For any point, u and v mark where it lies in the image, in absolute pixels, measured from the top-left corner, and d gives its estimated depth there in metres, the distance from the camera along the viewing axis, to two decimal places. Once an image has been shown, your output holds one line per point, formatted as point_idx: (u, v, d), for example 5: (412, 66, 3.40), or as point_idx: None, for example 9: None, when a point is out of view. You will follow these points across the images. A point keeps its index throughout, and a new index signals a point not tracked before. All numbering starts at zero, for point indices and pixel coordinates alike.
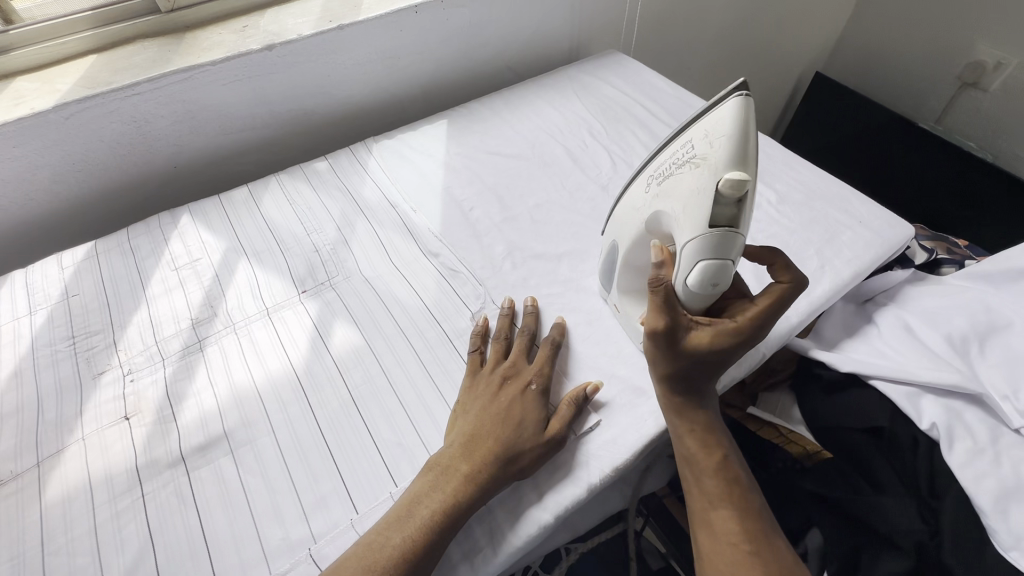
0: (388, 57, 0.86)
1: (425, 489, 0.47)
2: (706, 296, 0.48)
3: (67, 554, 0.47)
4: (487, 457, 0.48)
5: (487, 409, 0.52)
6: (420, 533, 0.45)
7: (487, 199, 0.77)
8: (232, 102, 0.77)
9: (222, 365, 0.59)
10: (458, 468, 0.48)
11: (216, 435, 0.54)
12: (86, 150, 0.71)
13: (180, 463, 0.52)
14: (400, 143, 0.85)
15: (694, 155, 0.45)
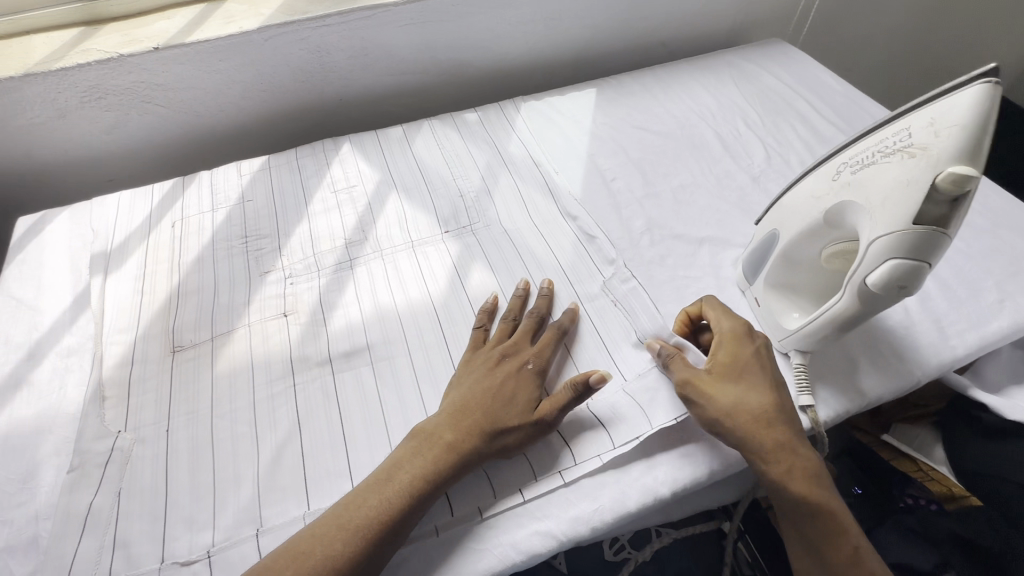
0: (552, 18, 0.86)
1: (407, 455, 0.47)
2: (878, 299, 0.43)
3: (230, 421, 0.53)
4: (464, 431, 0.48)
5: (480, 381, 0.52)
6: (398, 498, 0.45)
7: (630, 172, 0.76)
8: (402, 45, 0.80)
9: (367, 287, 0.63)
10: (433, 447, 0.48)
11: (360, 346, 0.58)
12: (275, 73, 0.77)
13: (327, 364, 0.57)
14: (548, 106, 0.86)
15: (909, 145, 0.40)
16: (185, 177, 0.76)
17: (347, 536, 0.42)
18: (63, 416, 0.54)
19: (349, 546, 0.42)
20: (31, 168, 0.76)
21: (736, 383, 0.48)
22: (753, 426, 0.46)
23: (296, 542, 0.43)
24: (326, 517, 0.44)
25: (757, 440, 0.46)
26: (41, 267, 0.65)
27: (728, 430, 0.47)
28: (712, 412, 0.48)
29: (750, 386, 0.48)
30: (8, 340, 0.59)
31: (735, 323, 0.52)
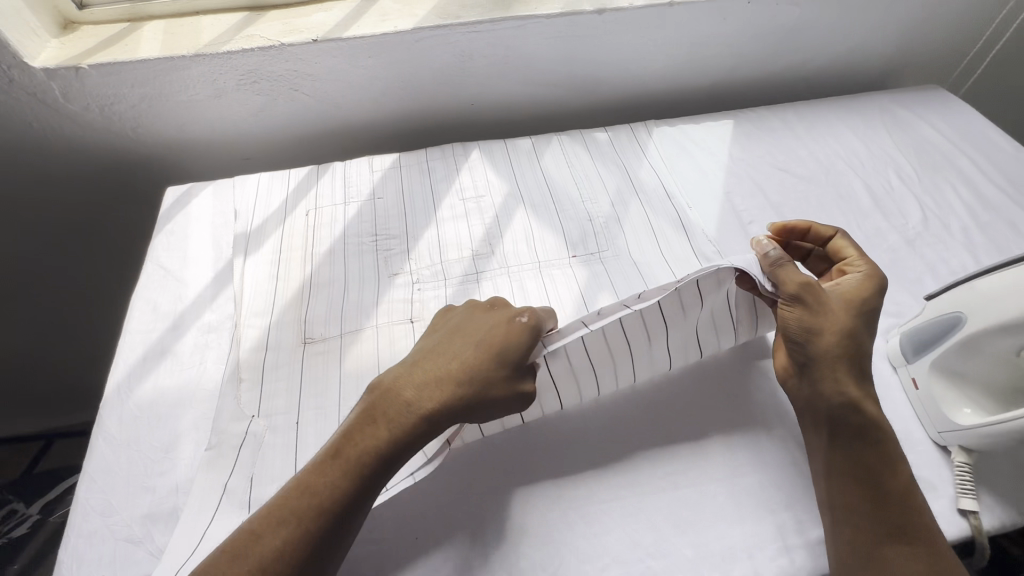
0: (699, 43, 0.82)
1: (361, 423, 0.43)
2: None
3: None
4: (434, 399, 0.44)
5: (440, 347, 0.48)
6: (350, 475, 0.41)
7: (769, 217, 0.72)
8: (544, 57, 0.79)
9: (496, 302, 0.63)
10: (398, 413, 0.43)
11: None
12: (417, 74, 0.78)
13: None
14: (682, 135, 0.82)
15: None
16: (320, 167, 0.77)
17: (307, 514, 0.40)
18: (202, 392, 0.56)
19: (298, 525, 0.39)
20: (180, 140, 0.80)
21: (850, 319, 0.47)
22: (849, 363, 0.46)
23: (246, 535, 0.39)
24: (289, 485, 0.42)
25: (847, 374, 0.46)
26: (186, 239, 0.68)
27: (825, 353, 0.46)
28: (817, 326, 0.46)
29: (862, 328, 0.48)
30: (155, 308, 0.62)
31: (873, 270, 0.51)
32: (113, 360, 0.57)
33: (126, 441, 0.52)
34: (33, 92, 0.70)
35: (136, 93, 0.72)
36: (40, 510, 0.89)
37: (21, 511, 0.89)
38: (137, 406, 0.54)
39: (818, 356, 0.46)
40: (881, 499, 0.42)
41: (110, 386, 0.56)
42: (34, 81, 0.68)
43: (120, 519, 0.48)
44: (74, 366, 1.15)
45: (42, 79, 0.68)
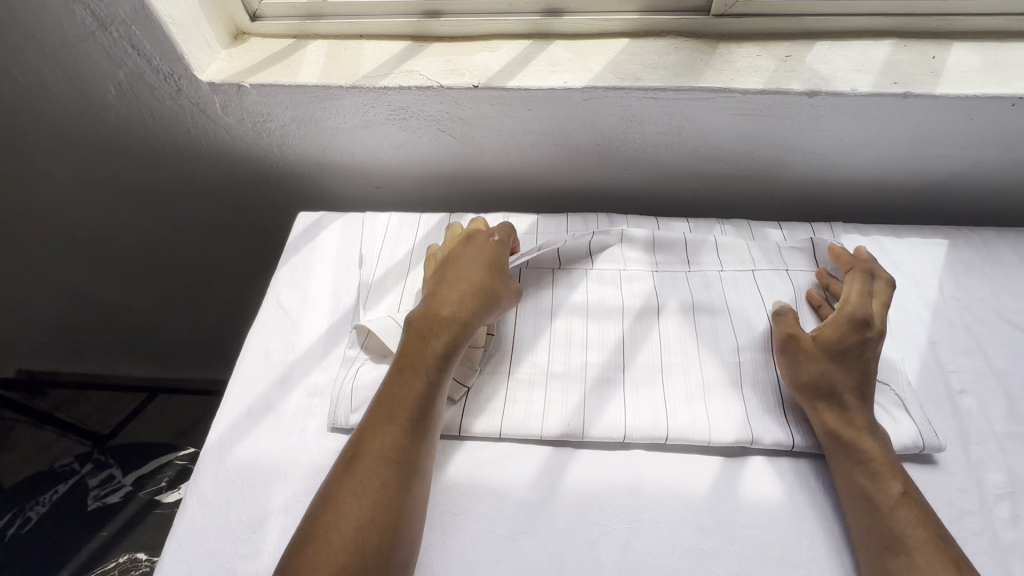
0: (925, 140, 0.66)
1: (431, 318, 0.53)
2: None
3: (455, 548, 0.48)
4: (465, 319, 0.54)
5: (465, 258, 0.58)
6: (436, 365, 0.51)
7: (987, 388, 0.57)
8: (725, 133, 0.67)
9: (634, 430, 0.54)
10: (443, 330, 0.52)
11: (604, 513, 0.50)
12: (576, 133, 0.69)
13: (564, 520, 0.50)
14: (878, 248, 0.68)
15: None
16: (451, 217, 0.71)
17: (411, 388, 0.50)
18: (299, 466, 0.52)
19: (408, 406, 0.49)
20: (320, 162, 0.78)
21: (829, 361, 0.53)
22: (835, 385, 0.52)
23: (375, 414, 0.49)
24: (385, 391, 0.50)
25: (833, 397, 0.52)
26: (309, 279, 0.65)
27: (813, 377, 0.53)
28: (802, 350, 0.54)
29: (849, 356, 0.54)
30: (267, 355, 0.59)
31: (863, 310, 0.56)
32: (220, 409, 0.55)
33: (218, 508, 0.50)
34: (196, 102, 0.70)
35: (289, 115, 0.70)
36: (132, 482, 0.93)
37: (117, 478, 0.94)
38: (234, 469, 0.52)
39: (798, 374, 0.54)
40: (875, 510, 0.47)
41: (212, 439, 0.54)
42: (198, 93, 0.68)
43: None
44: (195, 322, 1.26)
45: (207, 92, 0.68)
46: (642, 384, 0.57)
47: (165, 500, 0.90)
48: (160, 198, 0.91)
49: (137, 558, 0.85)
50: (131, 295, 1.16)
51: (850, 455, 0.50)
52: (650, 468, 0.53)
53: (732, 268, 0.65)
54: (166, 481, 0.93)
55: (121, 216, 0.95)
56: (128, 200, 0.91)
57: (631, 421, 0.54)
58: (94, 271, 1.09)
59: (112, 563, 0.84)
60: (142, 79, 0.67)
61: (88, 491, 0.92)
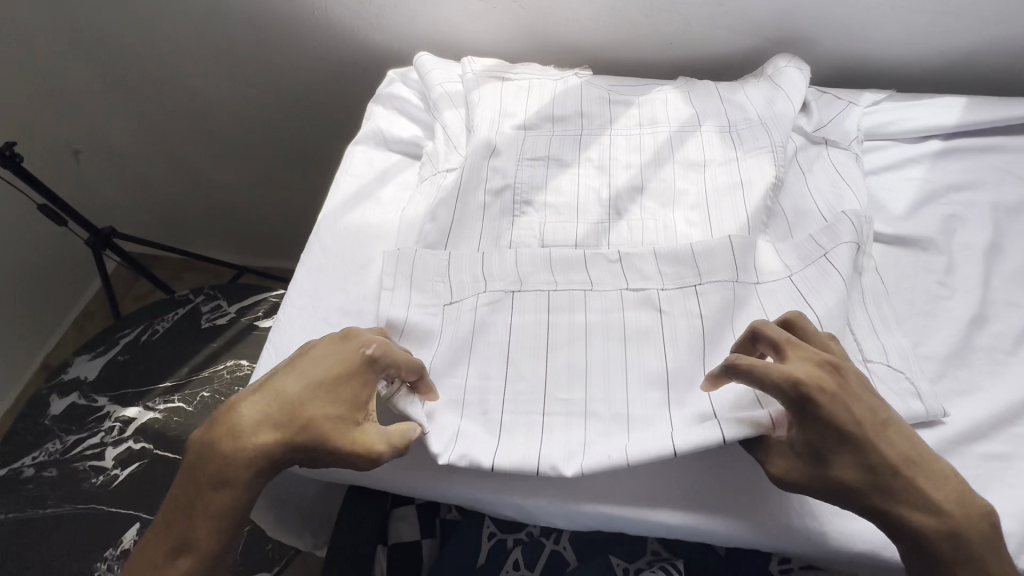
0: (942, 12, 0.74)
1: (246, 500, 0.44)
2: None
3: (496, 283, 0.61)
4: (319, 380, 0.46)
5: (329, 421, 0.45)
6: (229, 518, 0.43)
7: (974, 211, 0.65)
8: (759, 4, 0.77)
9: (684, 445, 0.49)
10: (281, 441, 0.44)
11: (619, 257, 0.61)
12: (627, 4, 0.81)
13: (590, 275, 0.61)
14: (905, 108, 0.73)
15: None
16: (505, 65, 0.81)
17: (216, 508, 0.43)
18: (387, 234, 0.67)
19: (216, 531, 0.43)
20: (405, 34, 0.92)
21: (824, 443, 0.43)
22: (846, 443, 0.43)
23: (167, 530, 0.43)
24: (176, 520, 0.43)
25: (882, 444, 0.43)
26: (397, 114, 0.80)
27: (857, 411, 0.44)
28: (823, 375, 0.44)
29: (847, 400, 0.43)
30: (369, 163, 0.75)
31: (806, 369, 0.44)
32: (332, 192, 0.71)
33: (334, 254, 0.66)
34: None
35: None
36: (236, 310, 1.12)
37: (223, 307, 1.13)
38: (345, 227, 0.68)
39: (822, 420, 0.43)
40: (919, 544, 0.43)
41: (328, 209, 0.70)
42: None
43: (322, 305, 0.62)
44: (276, 211, 1.43)
45: None
46: (678, 200, 0.66)
47: (261, 324, 1.09)
48: (264, 74, 1.08)
49: (239, 363, 1.05)
50: (228, 175, 1.35)
51: (890, 492, 0.42)
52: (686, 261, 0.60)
53: (755, 103, 0.72)
54: (262, 312, 1.12)
55: (229, 91, 1.13)
56: (237, 73, 1.09)
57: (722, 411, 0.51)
58: (204, 148, 1.29)
59: (222, 365, 1.04)
60: None
61: (201, 314, 1.12)
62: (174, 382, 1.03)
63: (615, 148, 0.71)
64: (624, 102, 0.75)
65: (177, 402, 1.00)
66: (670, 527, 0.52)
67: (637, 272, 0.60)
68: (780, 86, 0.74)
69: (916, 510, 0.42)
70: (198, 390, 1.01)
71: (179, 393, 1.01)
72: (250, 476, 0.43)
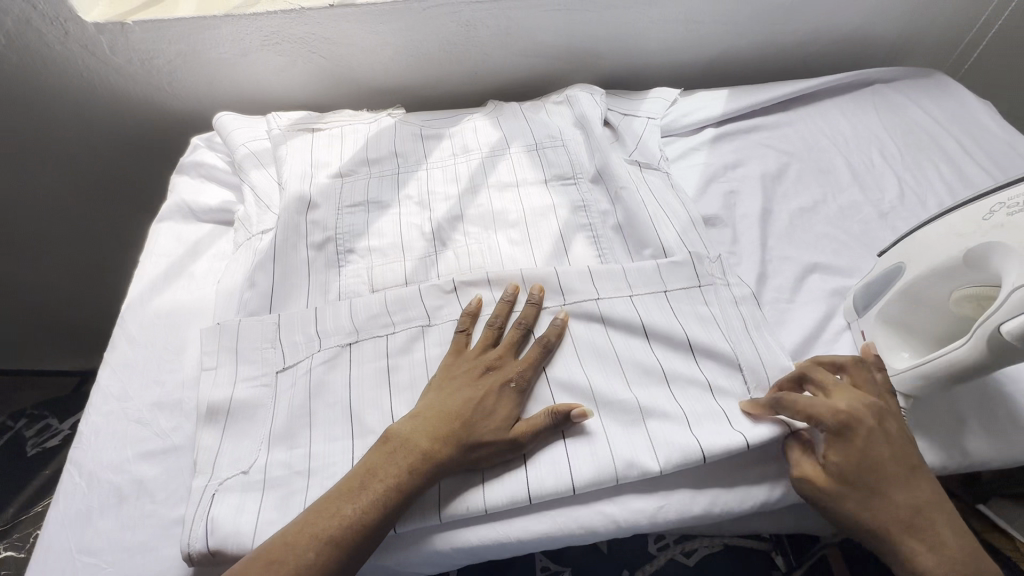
0: (694, 20, 0.86)
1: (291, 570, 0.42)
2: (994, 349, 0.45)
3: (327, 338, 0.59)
4: (446, 398, 0.52)
5: (417, 467, 0.47)
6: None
7: (749, 184, 0.74)
8: (543, 30, 0.84)
9: (539, 489, 0.49)
10: (400, 457, 0.47)
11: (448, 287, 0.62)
12: (425, 43, 0.84)
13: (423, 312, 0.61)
14: (680, 106, 0.84)
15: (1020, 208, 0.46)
16: (314, 117, 0.80)
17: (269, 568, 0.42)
18: (205, 311, 0.63)
19: None
20: (209, 98, 0.88)
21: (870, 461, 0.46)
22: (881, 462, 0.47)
23: None
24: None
25: (876, 436, 0.47)
26: (204, 181, 0.75)
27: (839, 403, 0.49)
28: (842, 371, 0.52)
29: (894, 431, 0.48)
30: (178, 238, 0.69)
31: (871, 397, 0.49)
32: (136, 276, 0.65)
33: (143, 344, 0.59)
34: (85, 45, 0.78)
35: (173, 50, 0.80)
36: (71, 426, 0.99)
37: (54, 426, 0.99)
38: (154, 313, 0.62)
39: (880, 440, 0.47)
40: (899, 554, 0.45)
41: (132, 295, 0.63)
42: (85, 34, 0.77)
43: (133, 405, 0.55)
44: (106, 303, 1.26)
45: (93, 33, 0.76)
46: (499, 220, 0.68)
47: None
48: (58, 154, 0.95)
49: None
50: (32, 276, 1.14)
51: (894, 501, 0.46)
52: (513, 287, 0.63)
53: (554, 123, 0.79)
54: None
55: (13, 180, 0.97)
56: (21, 159, 0.94)
57: (569, 440, 0.51)
58: None
59: None
60: (29, 25, 0.75)
61: (25, 441, 0.96)
62: None
63: (434, 183, 0.72)
64: (438, 137, 0.78)
65: (4, 552, 0.82)
66: (519, 537, 0.49)
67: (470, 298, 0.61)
68: (574, 105, 0.81)
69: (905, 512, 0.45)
70: (30, 531, 0.85)
71: (4, 541, 0.84)
72: (371, 491, 0.46)
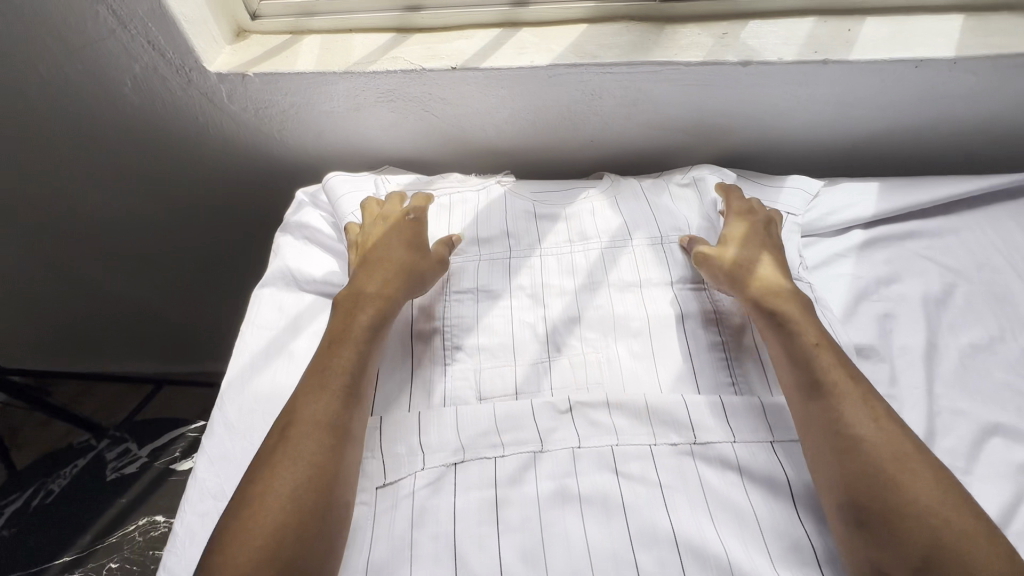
0: (847, 102, 0.76)
1: (294, 444, 0.49)
2: None
3: (431, 451, 0.54)
4: (360, 359, 0.56)
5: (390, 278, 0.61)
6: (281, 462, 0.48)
7: (907, 308, 0.65)
8: (674, 102, 0.77)
9: None
10: (325, 400, 0.52)
11: (563, 408, 0.56)
12: (544, 109, 0.78)
13: (536, 435, 0.55)
14: (822, 200, 0.74)
15: None
16: (422, 183, 0.76)
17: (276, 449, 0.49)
18: None
19: (284, 475, 0.47)
20: (316, 145, 0.86)
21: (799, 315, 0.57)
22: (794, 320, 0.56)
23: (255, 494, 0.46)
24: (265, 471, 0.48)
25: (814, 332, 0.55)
26: (308, 244, 0.73)
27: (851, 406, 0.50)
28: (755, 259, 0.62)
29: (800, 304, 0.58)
30: (280, 308, 0.67)
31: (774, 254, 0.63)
32: (237, 349, 0.63)
33: (241, 433, 0.57)
34: (205, 92, 0.77)
35: (287, 101, 0.78)
36: (148, 453, 1.00)
37: (132, 451, 1.01)
38: (251, 397, 0.59)
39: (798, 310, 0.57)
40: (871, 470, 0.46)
41: (232, 373, 0.61)
42: (206, 83, 0.76)
43: None
44: None
45: (214, 82, 0.75)
46: (620, 328, 0.61)
47: (179, 468, 0.97)
48: (165, 187, 0.96)
49: (155, 521, 0.91)
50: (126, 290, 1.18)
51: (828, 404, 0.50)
52: (634, 418, 0.56)
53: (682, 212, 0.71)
54: (179, 453, 1.00)
55: (121, 206, 0.99)
56: (130, 188, 0.96)
57: None
58: (95, 262, 1.12)
59: (132, 526, 0.90)
60: (156, 72, 0.74)
61: (106, 464, 0.99)
62: (75, 554, 0.87)
63: (549, 274, 0.66)
64: (554, 215, 0.72)
65: None
66: None
67: (587, 423, 0.56)
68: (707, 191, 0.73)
69: (847, 398, 0.50)
70: (104, 561, 0.86)
71: (80, 569, 0.85)
72: (310, 441, 0.49)
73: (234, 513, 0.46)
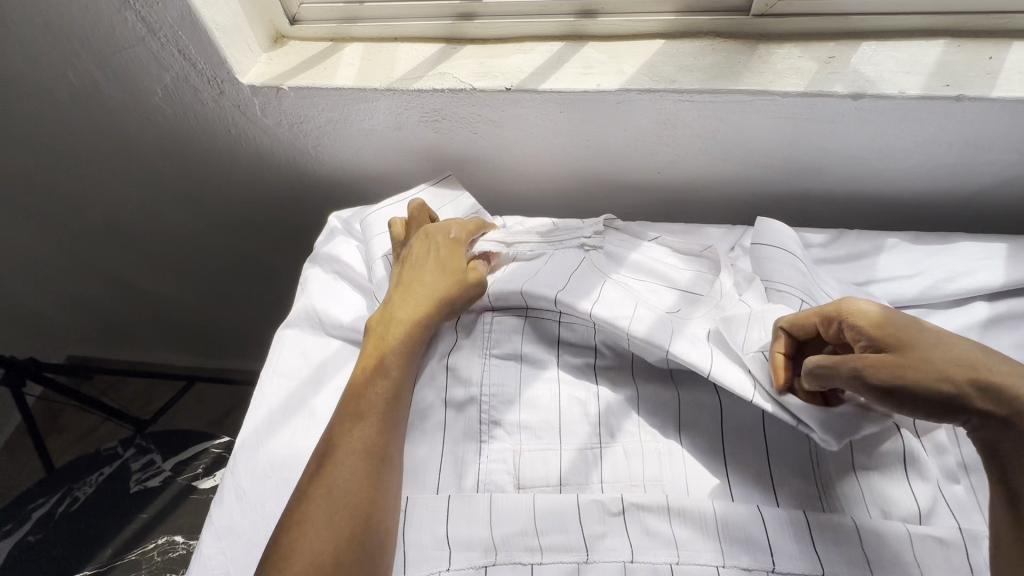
0: (977, 145, 0.63)
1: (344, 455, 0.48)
2: None
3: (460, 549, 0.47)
4: (396, 392, 0.51)
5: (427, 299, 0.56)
6: (334, 468, 0.47)
7: None
8: (761, 136, 0.66)
9: None
10: (364, 425, 0.49)
11: (614, 510, 0.48)
12: (606, 137, 0.69)
13: (581, 542, 0.47)
14: (934, 264, 0.63)
15: None
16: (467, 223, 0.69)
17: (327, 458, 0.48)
18: None
19: (339, 482, 0.46)
20: (353, 162, 0.79)
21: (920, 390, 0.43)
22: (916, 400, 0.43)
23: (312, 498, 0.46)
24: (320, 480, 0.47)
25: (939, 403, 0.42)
26: (337, 280, 0.67)
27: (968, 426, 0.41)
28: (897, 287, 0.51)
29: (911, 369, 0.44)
30: (303, 355, 0.61)
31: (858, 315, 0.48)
32: (255, 402, 0.58)
33: (255, 504, 0.52)
34: (237, 104, 0.71)
35: (324, 117, 0.71)
36: (172, 467, 0.99)
37: (157, 463, 0.99)
38: (267, 462, 0.54)
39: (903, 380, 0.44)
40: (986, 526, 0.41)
41: (247, 431, 0.56)
42: (239, 95, 0.69)
43: None
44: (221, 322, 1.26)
45: (247, 94, 0.69)
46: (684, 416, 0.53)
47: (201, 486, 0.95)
48: (198, 195, 0.92)
49: (174, 540, 0.88)
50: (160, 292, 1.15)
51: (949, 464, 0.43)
52: (698, 531, 0.47)
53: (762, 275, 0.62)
54: (202, 469, 0.98)
55: (154, 211, 0.96)
56: (163, 194, 0.92)
57: None
58: (129, 263, 1.10)
59: (151, 545, 0.86)
60: (186, 82, 0.69)
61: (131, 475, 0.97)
62: (94, 569, 0.84)
63: (605, 341, 0.58)
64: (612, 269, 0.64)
65: None
66: None
67: (642, 532, 0.47)
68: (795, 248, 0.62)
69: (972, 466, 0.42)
70: None
71: None
72: (346, 463, 0.47)
73: (280, 533, 0.44)
